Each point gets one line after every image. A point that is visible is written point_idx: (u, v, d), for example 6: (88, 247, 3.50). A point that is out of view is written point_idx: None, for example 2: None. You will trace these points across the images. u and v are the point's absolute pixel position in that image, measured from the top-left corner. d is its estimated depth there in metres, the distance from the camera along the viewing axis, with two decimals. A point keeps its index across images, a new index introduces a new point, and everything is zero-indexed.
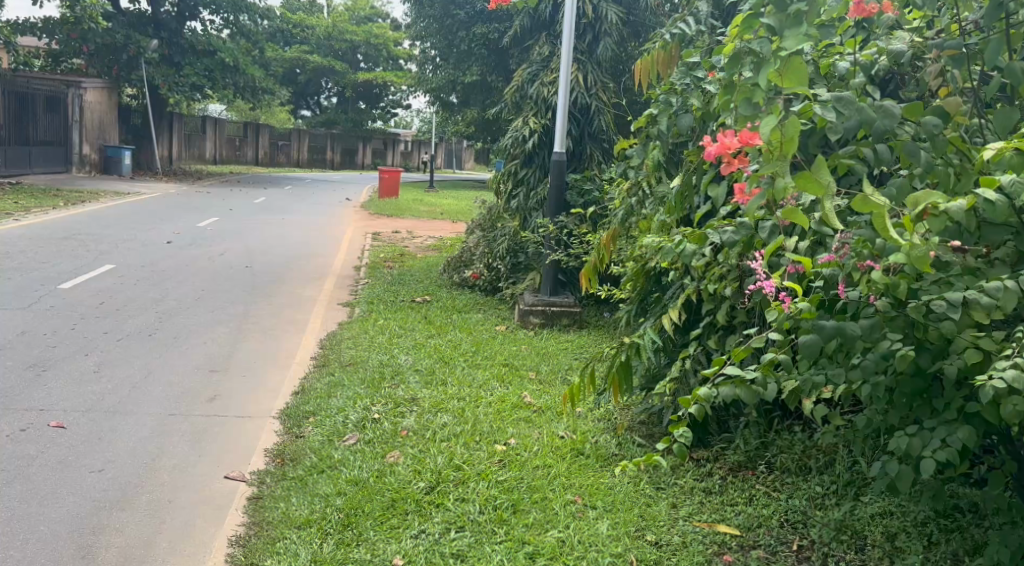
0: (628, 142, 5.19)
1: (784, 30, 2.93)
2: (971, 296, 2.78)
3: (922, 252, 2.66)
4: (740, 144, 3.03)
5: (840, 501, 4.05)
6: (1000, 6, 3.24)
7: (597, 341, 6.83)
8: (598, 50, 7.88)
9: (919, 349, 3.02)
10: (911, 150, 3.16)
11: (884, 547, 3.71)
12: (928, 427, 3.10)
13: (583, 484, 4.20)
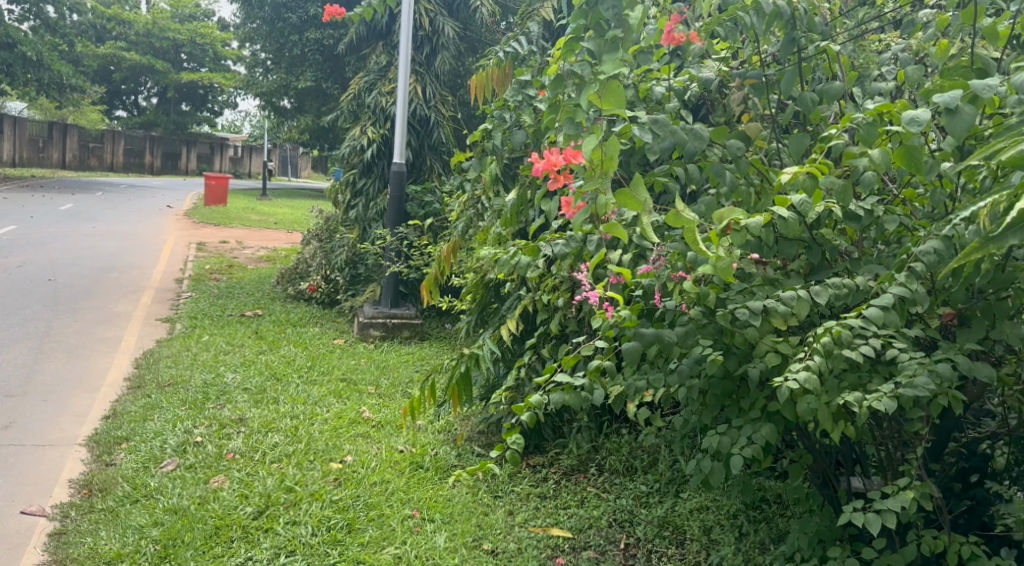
0: (465, 155, 5.35)
1: (603, 55, 3.11)
2: (770, 304, 3.02)
3: (727, 264, 2.90)
4: (565, 162, 3.25)
5: (663, 499, 4.35)
6: (794, 41, 3.58)
7: (438, 353, 6.95)
8: (435, 63, 8.07)
9: (727, 353, 3.27)
10: (717, 171, 3.42)
11: (702, 540, 4.00)
12: (737, 426, 3.37)
13: (422, 498, 4.29)
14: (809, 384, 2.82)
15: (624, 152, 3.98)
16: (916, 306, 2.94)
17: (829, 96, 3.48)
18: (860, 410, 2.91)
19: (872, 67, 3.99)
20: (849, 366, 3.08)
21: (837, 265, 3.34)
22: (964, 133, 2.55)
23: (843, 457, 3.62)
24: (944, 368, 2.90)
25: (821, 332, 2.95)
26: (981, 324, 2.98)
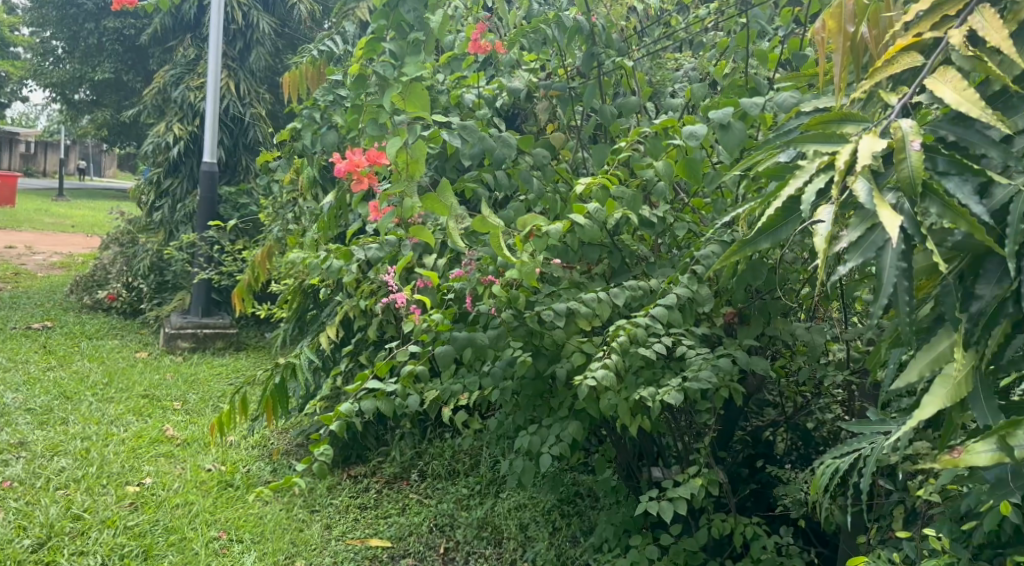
0: (274, 154, 5.26)
1: (406, 57, 3.15)
2: (573, 306, 3.06)
3: (531, 268, 2.97)
4: (368, 163, 3.27)
5: (483, 500, 4.40)
6: (593, 56, 3.70)
7: (253, 364, 6.78)
8: (249, 58, 7.88)
9: (536, 354, 3.33)
10: (525, 178, 3.52)
11: (519, 537, 4.07)
12: (547, 425, 3.43)
13: (230, 518, 4.19)
14: (605, 379, 2.89)
15: (439, 157, 3.99)
16: (702, 306, 3.08)
17: (625, 109, 3.63)
18: (653, 404, 3.03)
19: (667, 83, 4.07)
20: (644, 363, 3.21)
21: (634, 268, 3.47)
22: (736, 147, 2.78)
23: (645, 449, 3.78)
24: (725, 362, 3.07)
25: (617, 330, 3.03)
26: (758, 321, 3.19)
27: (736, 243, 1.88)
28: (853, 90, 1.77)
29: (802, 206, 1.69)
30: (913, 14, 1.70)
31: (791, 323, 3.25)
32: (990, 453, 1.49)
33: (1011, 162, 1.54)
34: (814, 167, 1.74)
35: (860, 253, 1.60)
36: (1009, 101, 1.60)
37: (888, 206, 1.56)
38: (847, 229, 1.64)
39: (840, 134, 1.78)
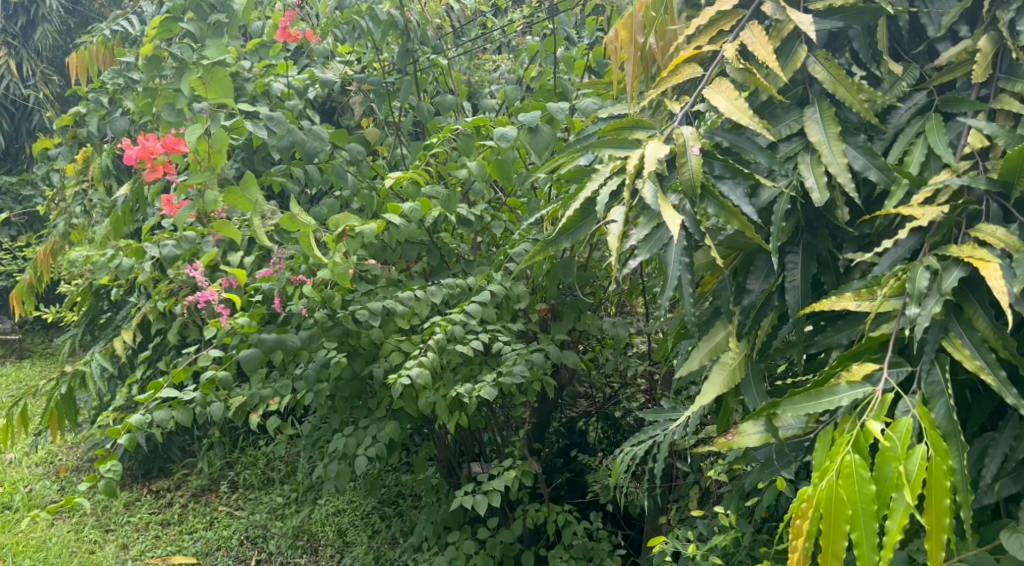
0: (54, 140, 4.85)
1: (206, 40, 2.88)
2: (388, 304, 2.79)
3: (344, 269, 2.67)
4: (164, 150, 2.89)
5: (299, 508, 4.12)
6: (410, 51, 3.40)
7: (36, 372, 6.33)
8: (34, 36, 7.35)
9: (353, 355, 2.95)
10: (340, 173, 3.14)
11: (335, 544, 3.86)
12: (362, 427, 3.04)
13: (6, 543, 3.74)
14: (420, 379, 2.60)
15: (244, 150, 3.67)
16: (518, 303, 2.94)
17: (442, 109, 3.41)
18: (471, 400, 2.80)
19: (485, 84, 4.05)
20: (461, 359, 2.95)
21: (452, 267, 3.22)
22: (545, 149, 2.83)
23: (466, 445, 3.53)
24: (540, 356, 2.90)
25: (433, 328, 2.76)
26: (569, 317, 3.12)
27: (539, 243, 1.90)
28: (644, 101, 1.82)
29: (599, 205, 1.70)
30: (693, 27, 1.70)
31: (599, 318, 3.23)
32: (759, 435, 1.61)
33: (776, 167, 1.61)
34: (607, 170, 1.77)
35: (648, 247, 1.61)
36: (772, 110, 1.66)
37: (671, 206, 1.58)
38: (635, 228, 1.63)
39: (632, 140, 1.78)
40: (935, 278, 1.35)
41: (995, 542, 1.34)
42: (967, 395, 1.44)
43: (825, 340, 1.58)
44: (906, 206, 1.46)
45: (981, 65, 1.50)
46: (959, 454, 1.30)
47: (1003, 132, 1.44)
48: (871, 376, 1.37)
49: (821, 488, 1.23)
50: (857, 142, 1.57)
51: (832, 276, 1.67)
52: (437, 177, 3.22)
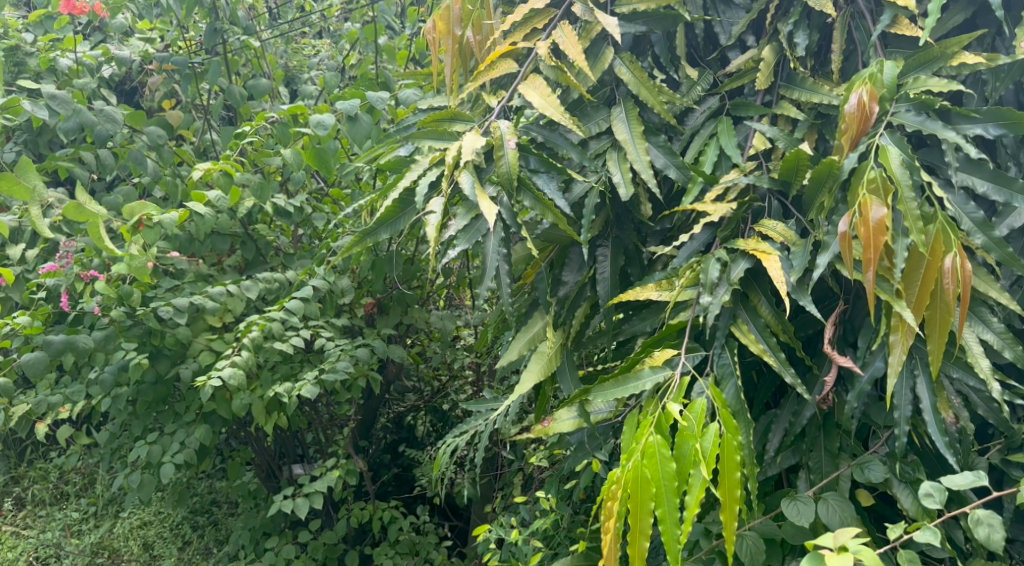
0: None
1: None
2: (197, 301, 2.53)
3: (142, 264, 2.46)
4: None
5: (98, 523, 3.64)
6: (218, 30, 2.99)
7: None
8: None
9: (154, 357, 2.66)
10: (137, 159, 2.80)
11: (140, 558, 3.39)
12: (169, 432, 2.77)
13: None
14: (234, 381, 2.42)
15: (25, 130, 3.27)
16: (342, 298, 2.80)
17: (255, 93, 3.04)
18: (291, 400, 2.60)
19: (303, 69, 3.86)
20: (280, 357, 2.71)
21: (270, 261, 2.99)
22: (365, 139, 2.65)
23: (287, 447, 3.30)
24: (364, 352, 2.72)
25: (248, 325, 2.55)
26: (395, 310, 2.96)
27: (354, 235, 1.68)
28: (462, 96, 1.74)
29: (414, 199, 1.63)
30: (507, 24, 1.72)
31: (426, 312, 3.09)
32: (572, 420, 1.65)
33: (587, 163, 1.65)
34: (425, 161, 1.64)
35: (467, 239, 1.58)
36: (583, 109, 1.73)
37: (489, 199, 1.56)
38: (455, 218, 1.59)
39: (450, 131, 1.68)
40: (725, 269, 1.46)
41: (777, 510, 1.47)
42: (753, 375, 1.57)
43: (630, 329, 1.64)
44: (699, 203, 1.57)
45: (764, 73, 1.63)
46: (747, 430, 1.40)
47: (783, 135, 1.57)
48: (670, 361, 1.44)
49: (627, 469, 1.29)
50: (659, 142, 1.65)
51: (638, 268, 1.75)
52: (250, 166, 2.95)
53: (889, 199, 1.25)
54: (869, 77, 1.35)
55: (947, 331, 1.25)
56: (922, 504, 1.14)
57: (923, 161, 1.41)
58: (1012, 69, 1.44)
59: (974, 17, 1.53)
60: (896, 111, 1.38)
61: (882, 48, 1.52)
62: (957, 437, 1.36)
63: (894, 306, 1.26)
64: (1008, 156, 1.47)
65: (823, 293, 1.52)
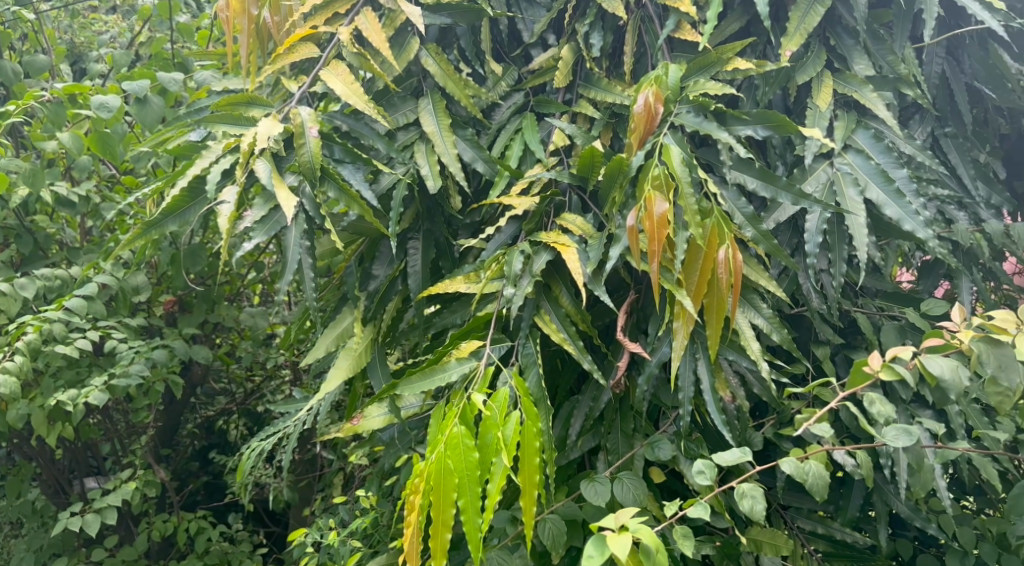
0: None
1: None
2: None
3: None
4: None
5: None
6: None
7: None
8: None
9: None
10: None
11: None
12: None
13: None
14: (6, 390, 2.22)
15: None
16: (137, 295, 2.65)
17: (32, 71, 2.71)
18: (75, 409, 2.43)
19: (92, 45, 3.32)
20: (64, 362, 2.52)
21: (53, 255, 2.77)
22: (156, 124, 2.31)
23: (78, 460, 3.06)
24: (161, 354, 2.61)
25: (23, 326, 2.38)
26: (201, 309, 2.77)
27: (136, 226, 1.58)
28: (260, 79, 1.66)
29: (205, 189, 1.57)
30: (309, 6, 1.68)
31: (234, 308, 2.98)
32: (383, 416, 1.64)
33: (394, 155, 1.66)
34: (218, 148, 1.58)
35: (264, 231, 1.56)
36: (389, 99, 1.73)
37: (287, 188, 1.54)
38: (251, 209, 1.56)
39: (248, 116, 1.60)
40: (528, 262, 1.51)
41: (579, 492, 1.55)
42: (557, 364, 1.64)
43: (441, 322, 1.63)
44: (505, 197, 1.61)
45: (562, 72, 1.71)
46: (548, 417, 1.46)
47: (581, 132, 1.62)
48: (476, 352, 1.47)
49: (431, 461, 1.32)
50: (466, 135, 1.69)
51: (448, 260, 1.76)
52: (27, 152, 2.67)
53: (671, 195, 1.35)
54: (655, 79, 1.43)
55: (723, 316, 1.35)
56: (695, 480, 1.28)
57: (702, 160, 1.53)
58: (778, 75, 1.62)
59: (749, 25, 1.69)
60: (678, 112, 1.47)
61: (667, 52, 1.64)
62: (734, 414, 1.50)
63: (676, 294, 1.36)
64: (777, 154, 1.63)
65: (616, 285, 1.62)
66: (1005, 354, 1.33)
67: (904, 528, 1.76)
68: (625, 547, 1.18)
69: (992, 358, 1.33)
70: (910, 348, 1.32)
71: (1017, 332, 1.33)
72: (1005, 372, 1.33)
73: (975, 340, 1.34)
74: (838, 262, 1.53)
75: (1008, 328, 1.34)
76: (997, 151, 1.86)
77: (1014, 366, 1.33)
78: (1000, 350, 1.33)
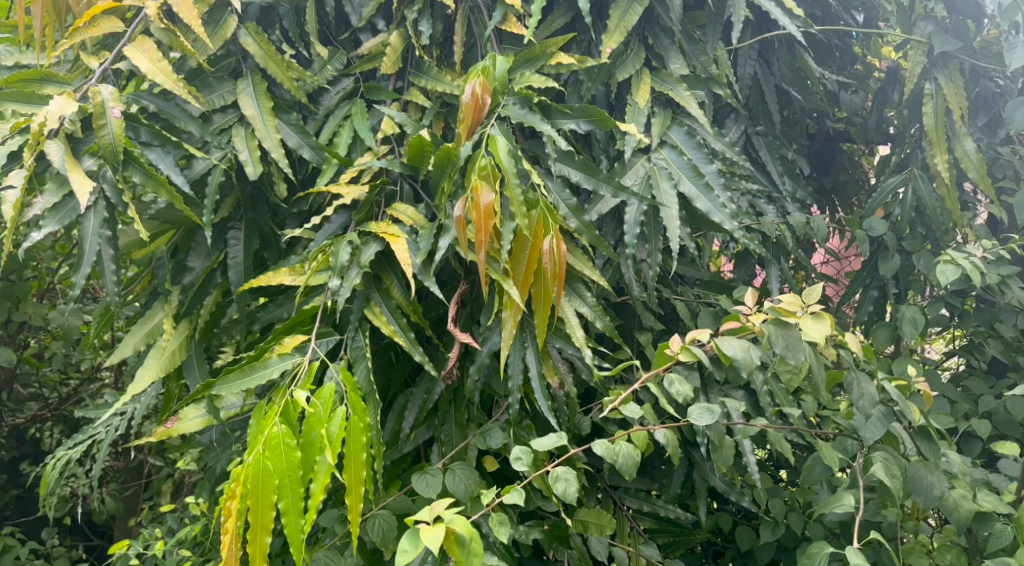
0: None
1: None
2: None
3: None
4: None
5: None
6: None
7: None
8: None
9: None
10: None
11: None
12: None
13: None
14: None
15: None
16: None
17: None
18: None
19: None
20: None
21: None
22: None
23: None
24: None
25: None
26: (3, 306, 2.53)
27: None
28: (56, 54, 1.54)
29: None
30: None
31: (40, 305, 2.77)
32: (200, 418, 1.59)
33: (208, 138, 1.57)
34: (4, 128, 1.45)
35: (57, 219, 1.44)
36: (203, 79, 1.64)
37: (84, 172, 1.44)
38: (42, 194, 1.44)
39: (40, 94, 1.49)
40: (356, 253, 1.47)
41: (411, 485, 1.53)
42: (390, 357, 1.62)
43: (266, 316, 1.57)
44: (333, 185, 1.57)
45: (390, 58, 1.69)
46: (376, 410, 1.43)
47: (410, 120, 1.61)
48: (300, 347, 1.43)
49: (248, 463, 1.27)
50: (289, 120, 1.63)
51: (274, 252, 1.69)
52: None
53: (497, 185, 1.36)
54: (482, 69, 1.43)
55: (549, 305, 1.38)
56: (512, 466, 1.32)
57: (528, 152, 1.56)
58: (600, 71, 1.66)
59: (573, 21, 1.73)
60: (505, 103, 1.47)
61: (495, 43, 1.65)
62: (563, 401, 1.52)
63: (503, 285, 1.37)
64: (601, 148, 1.67)
65: (446, 275, 1.61)
66: (791, 335, 1.41)
67: (726, 503, 1.88)
68: (438, 539, 1.18)
69: (780, 339, 1.40)
70: (706, 330, 1.41)
71: (802, 314, 1.42)
72: (791, 351, 1.40)
73: (766, 322, 1.42)
74: (654, 252, 1.59)
75: (794, 310, 1.42)
76: (803, 149, 1.98)
77: (800, 345, 1.40)
78: (788, 331, 1.41)
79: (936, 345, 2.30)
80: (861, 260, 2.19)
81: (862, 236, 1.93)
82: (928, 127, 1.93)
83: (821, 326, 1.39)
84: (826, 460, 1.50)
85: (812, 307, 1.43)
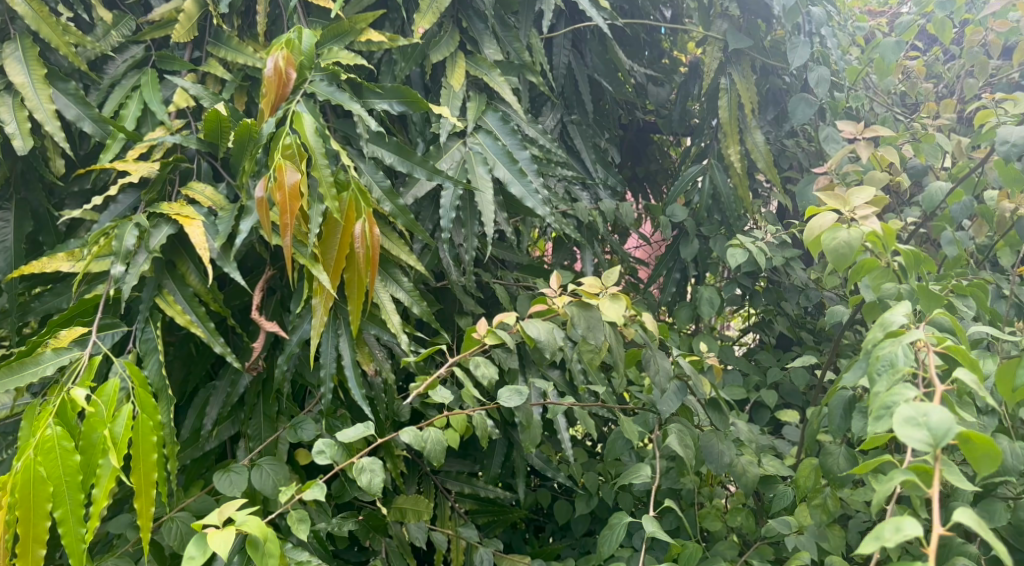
0: None
1: None
2: None
3: None
4: None
5: None
6: None
7: None
8: None
9: None
10: None
11: None
12: None
13: None
14: None
15: None
16: None
17: None
18: None
19: None
20: None
21: None
22: None
23: None
24: None
25: None
26: None
27: None
28: None
29: None
30: None
31: None
32: None
33: None
34: None
35: None
36: None
37: None
38: None
39: None
40: (144, 236, 1.35)
41: (212, 484, 1.44)
42: (189, 348, 1.51)
43: (40, 307, 1.42)
44: (118, 161, 1.45)
45: (184, 26, 1.57)
46: (169, 406, 1.33)
47: (207, 94, 1.50)
48: (80, 340, 1.30)
49: (17, 470, 1.14)
50: (67, 89, 1.49)
51: (52, 235, 1.54)
52: None
53: (304, 165, 1.29)
54: (286, 42, 1.35)
55: (363, 291, 1.33)
56: (316, 459, 1.26)
57: (339, 132, 1.49)
58: (414, 51, 1.61)
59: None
60: (312, 79, 1.39)
61: (302, 16, 1.57)
62: (379, 389, 1.47)
63: (312, 270, 1.32)
64: (416, 131, 1.63)
65: (252, 261, 1.53)
66: (592, 316, 1.41)
67: (547, 479, 1.90)
68: (227, 543, 1.10)
69: (581, 320, 1.41)
70: (513, 313, 1.40)
71: (601, 295, 1.44)
72: (592, 331, 1.40)
73: (569, 304, 1.43)
74: (470, 238, 1.56)
75: (594, 292, 1.44)
76: (614, 138, 2.01)
77: (600, 326, 1.41)
78: (589, 312, 1.41)
79: (736, 323, 2.42)
80: (665, 244, 2.26)
81: (664, 222, 2.01)
82: (723, 121, 1.98)
83: (618, 307, 1.40)
84: (626, 434, 1.53)
85: (611, 288, 1.45)
